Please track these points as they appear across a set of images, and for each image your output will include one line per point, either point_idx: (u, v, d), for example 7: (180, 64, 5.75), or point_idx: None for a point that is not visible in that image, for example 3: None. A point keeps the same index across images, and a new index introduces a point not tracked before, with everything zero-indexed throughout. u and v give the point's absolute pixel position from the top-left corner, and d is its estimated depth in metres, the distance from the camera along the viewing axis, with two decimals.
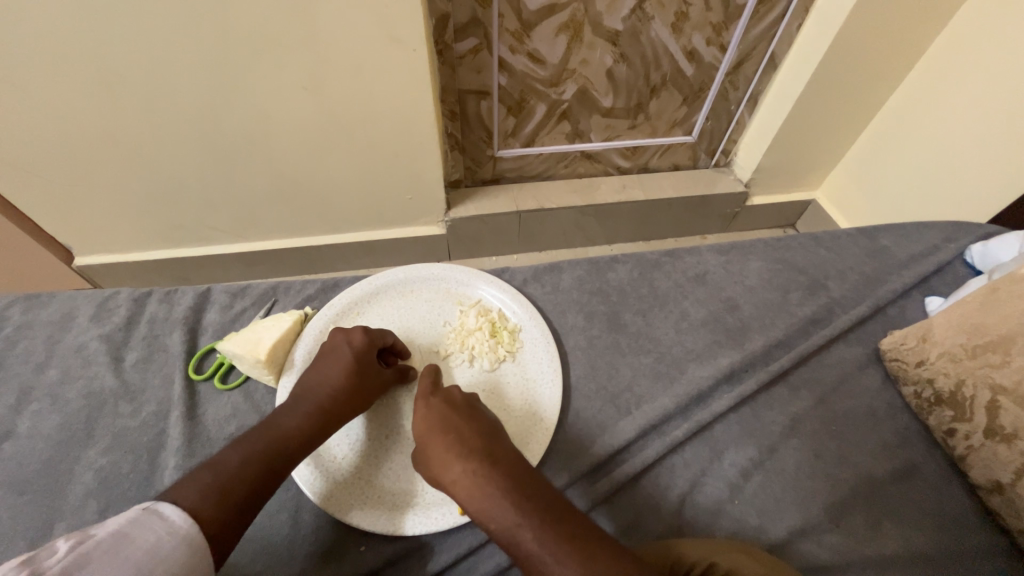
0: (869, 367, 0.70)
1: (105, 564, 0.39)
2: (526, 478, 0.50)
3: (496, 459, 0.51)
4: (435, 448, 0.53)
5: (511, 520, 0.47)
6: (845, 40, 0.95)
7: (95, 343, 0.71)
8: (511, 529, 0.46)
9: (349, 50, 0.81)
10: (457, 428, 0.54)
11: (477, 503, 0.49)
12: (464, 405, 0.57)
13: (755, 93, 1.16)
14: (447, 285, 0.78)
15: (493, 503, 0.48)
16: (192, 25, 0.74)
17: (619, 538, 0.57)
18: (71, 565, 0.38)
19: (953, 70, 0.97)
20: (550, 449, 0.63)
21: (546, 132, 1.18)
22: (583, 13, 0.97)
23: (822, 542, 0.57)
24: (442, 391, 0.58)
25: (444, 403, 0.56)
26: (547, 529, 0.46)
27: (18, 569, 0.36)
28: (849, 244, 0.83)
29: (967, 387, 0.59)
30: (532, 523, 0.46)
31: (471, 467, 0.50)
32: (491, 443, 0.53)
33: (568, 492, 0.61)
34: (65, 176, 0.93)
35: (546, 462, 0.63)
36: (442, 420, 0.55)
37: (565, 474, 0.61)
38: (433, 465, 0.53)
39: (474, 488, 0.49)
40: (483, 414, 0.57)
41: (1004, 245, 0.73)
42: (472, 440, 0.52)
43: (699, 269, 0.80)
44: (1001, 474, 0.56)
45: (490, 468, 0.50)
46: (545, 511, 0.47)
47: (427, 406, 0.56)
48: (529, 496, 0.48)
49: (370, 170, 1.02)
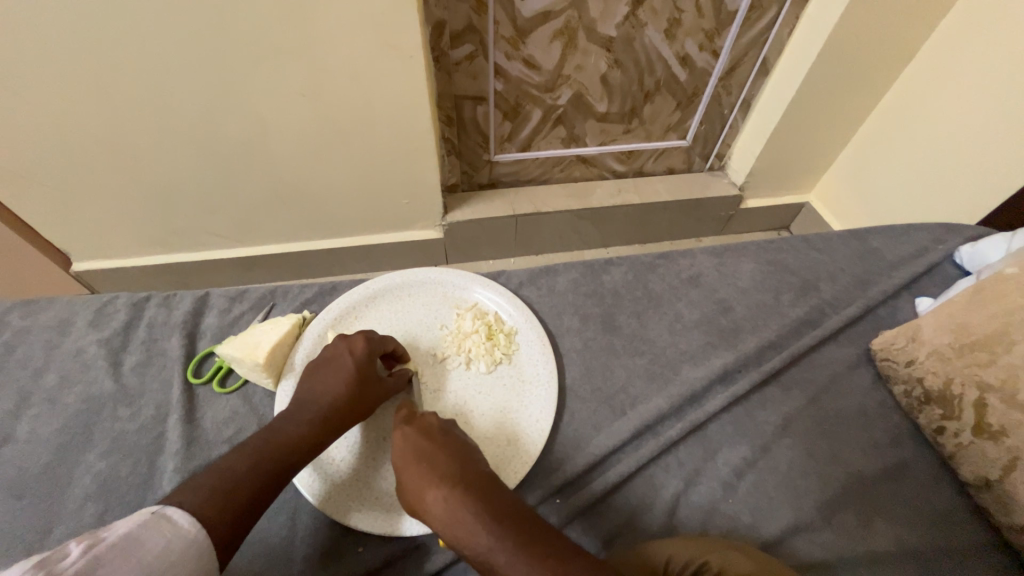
0: (861, 366, 0.71)
1: (118, 568, 0.39)
2: (499, 501, 0.50)
3: (469, 483, 0.51)
4: (410, 476, 0.53)
5: (485, 543, 0.47)
6: (834, 45, 0.96)
7: (94, 347, 0.71)
8: (486, 552, 0.47)
9: (346, 56, 0.82)
10: (430, 455, 0.54)
11: (453, 528, 0.49)
12: (438, 431, 0.57)
13: (747, 97, 1.17)
14: (443, 288, 0.79)
15: (468, 527, 0.48)
16: (192, 32, 0.75)
17: (606, 544, 0.58)
18: (86, 568, 0.38)
19: (941, 73, 0.99)
20: (530, 471, 0.63)
21: (541, 136, 1.20)
22: (577, 20, 0.99)
23: (815, 540, 0.58)
24: (416, 418, 0.58)
25: (417, 430, 0.56)
26: (520, 551, 0.46)
27: (35, 571, 0.36)
28: (840, 245, 0.84)
29: (955, 385, 0.60)
30: (506, 545, 0.47)
31: (445, 493, 0.50)
32: (465, 467, 0.53)
33: (553, 501, 0.61)
34: (65, 182, 0.94)
35: (521, 487, 0.62)
36: (417, 447, 0.54)
37: (555, 479, 0.62)
38: (409, 493, 0.53)
39: (449, 514, 0.49)
40: (458, 439, 0.57)
41: (992, 246, 0.74)
42: (447, 466, 0.53)
43: (693, 271, 0.81)
44: (989, 470, 0.57)
45: (462, 492, 0.50)
46: (519, 533, 0.47)
47: (400, 434, 0.56)
48: (502, 519, 0.48)
49: (368, 175, 1.03)
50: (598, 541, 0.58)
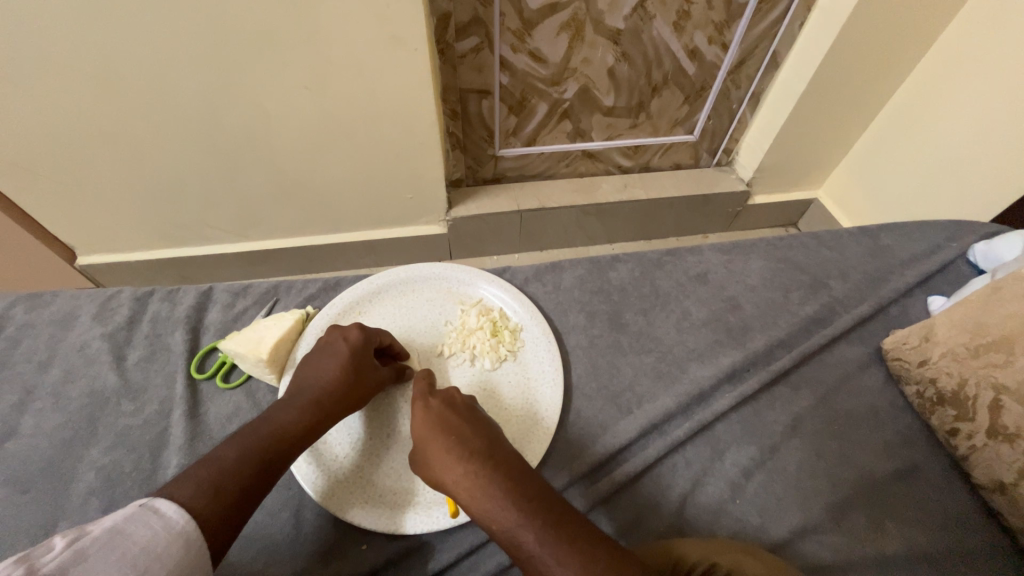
0: (871, 366, 0.70)
1: (101, 560, 0.38)
2: (526, 478, 0.50)
3: (496, 459, 0.51)
4: (434, 449, 0.52)
5: (512, 520, 0.47)
6: (847, 38, 0.94)
7: (97, 342, 0.71)
8: (513, 529, 0.46)
9: (350, 49, 0.81)
10: (458, 429, 0.53)
11: (478, 503, 0.48)
12: (463, 406, 0.56)
13: (756, 92, 1.15)
14: (448, 284, 0.78)
15: (495, 503, 0.48)
16: (194, 25, 0.74)
17: (619, 537, 0.57)
18: (68, 561, 0.37)
19: (956, 67, 0.96)
20: (550, 449, 0.63)
21: (547, 131, 1.18)
22: (585, 12, 0.97)
23: (824, 541, 0.57)
24: (441, 392, 0.57)
25: (442, 404, 0.55)
26: (549, 529, 0.46)
27: (14, 568, 0.36)
28: (850, 242, 0.82)
29: (970, 386, 0.59)
30: (533, 522, 0.46)
31: (473, 467, 0.50)
32: (491, 444, 0.52)
33: (568, 492, 0.61)
34: (67, 175, 0.93)
35: (546, 463, 0.63)
36: (442, 421, 0.54)
37: (565, 473, 0.61)
38: (433, 465, 0.52)
39: (475, 489, 0.49)
40: (481, 416, 0.56)
41: (1007, 245, 0.72)
42: (473, 441, 0.52)
43: (701, 268, 0.80)
44: (1003, 474, 0.56)
45: (490, 468, 0.50)
46: (547, 512, 0.47)
47: (425, 407, 0.55)
48: (529, 496, 0.48)
49: (371, 169, 1.02)
50: (611, 534, 0.58)
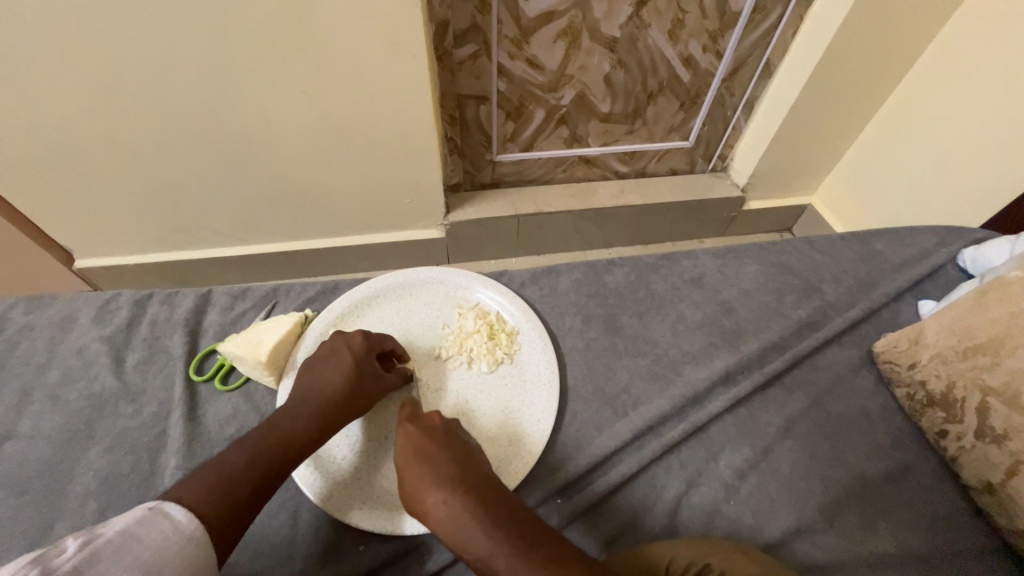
0: (863, 369, 0.71)
1: (114, 562, 0.39)
2: (498, 505, 0.50)
3: (468, 487, 0.51)
4: (410, 479, 0.53)
5: (486, 548, 0.47)
6: (838, 47, 0.96)
7: (97, 344, 0.71)
8: (485, 557, 0.47)
9: (350, 56, 0.83)
10: (431, 457, 0.53)
11: (452, 532, 0.49)
12: (442, 433, 0.56)
13: (751, 99, 1.17)
14: (445, 288, 0.79)
15: (467, 531, 0.48)
16: (196, 30, 0.76)
17: (600, 553, 0.57)
18: (83, 563, 0.38)
19: (946, 75, 0.98)
20: (537, 462, 0.63)
21: (544, 136, 1.19)
22: (581, 20, 0.99)
23: (816, 542, 0.58)
24: (418, 420, 0.57)
25: (421, 432, 0.56)
26: (521, 559, 0.46)
27: (30, 567, 0.36)
28: (843, 247, 0.84)
29: (958, 388, 0.60)
30: (505, 552, 0.46)
31: (444, 497, 0.50)
32: (465, 471, 0.52)
33: (543, 508, 0.60)
34: (68, 178, 0.94)
35: (522, 487, 0.62)
36: (417, 449, 0.54)
37: (545, 488, 0.61)
38: (409, 494, 0.52)
39: (448, 518, 0.49)
40: (458, 440, 0.56)
41: (994, 250, 0.74)
42: (447, 469, 0.52)
43: (695, 272, 0.81)
44: (992, 474, 0.57)
45: (463, 497, 0.50)
46: (519, 539, 0.47)
47: (404, 435, 0.56)
48: (501, 525, 0.48)
49: (371, 174, 1.03)
50: (593, 551, 0.57)
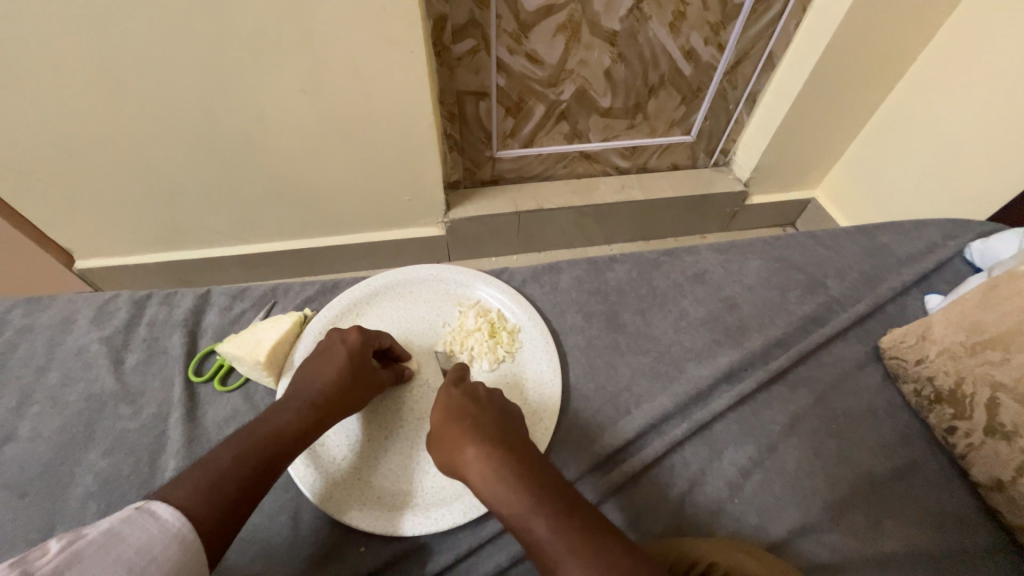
0: (869, 365, 0.70)
1: (97, 562, 0.38)
2: (539, 467, 0.49)
3: (511, 446, 0.51)
4: (450, 433, 0.52)
5: (525, 503, 0.46)
6: (842, 38, 0.95)
7: (95, 346, 0.71)
8: (523, 513, 0.46)
9: (346, 51, 0.81)
10: (474, 415, 0.53)
11: (490, 486, 0.48)
12: (486, 397, 0.57)
13: (753, 92, 1.16)
14: (445, 286, 0.78)
15: (506, 486, 0.47)
16: (191, 28, 0.75)
17: (628, 530, 0.58)
18: (63, 563, 0.37)
19: (952, 66, 0.97)
20: (556, 442, 0.64)
21: (545, 132, 1.18)
22: (581, 13, 0.97)
23: (822, 540, 0.57)
24: (465, 385, 0.58)
25: (466, 396, 0.56)
26: (560, 518, 0.45)
27: (10, 569, 0.35)
28: (848, 241, 0.83)
29: (966, 384, 0.59)
30: (546, 509, 0.45)
31: (485, 451, 0.50)
32: (508, 432, 0.52)
33: (580, 483, 0.61)
34: (66, 179, 0.93)
35: (554, 452, 0.63)
36: (460, 407, 0.54)
37: (579, 464, 0.62)
38: (447, 447, 0.52)
39: (487, 472, 0.49)
40: (500, 405, 0.57)
41: (1003, 243, 0.73)
42: (488, 427, 0.52)
43: (698, 268, 0.80)
44: (1001, 472, 0.56)
45: (505, 454, 0.49)
46: (560, 501, 0.46)
47: (447, 395, 0.56)
48: (542, 484, 0.47)
49: (370, 171, 1.02)
50: (621, 527, 0.58)
